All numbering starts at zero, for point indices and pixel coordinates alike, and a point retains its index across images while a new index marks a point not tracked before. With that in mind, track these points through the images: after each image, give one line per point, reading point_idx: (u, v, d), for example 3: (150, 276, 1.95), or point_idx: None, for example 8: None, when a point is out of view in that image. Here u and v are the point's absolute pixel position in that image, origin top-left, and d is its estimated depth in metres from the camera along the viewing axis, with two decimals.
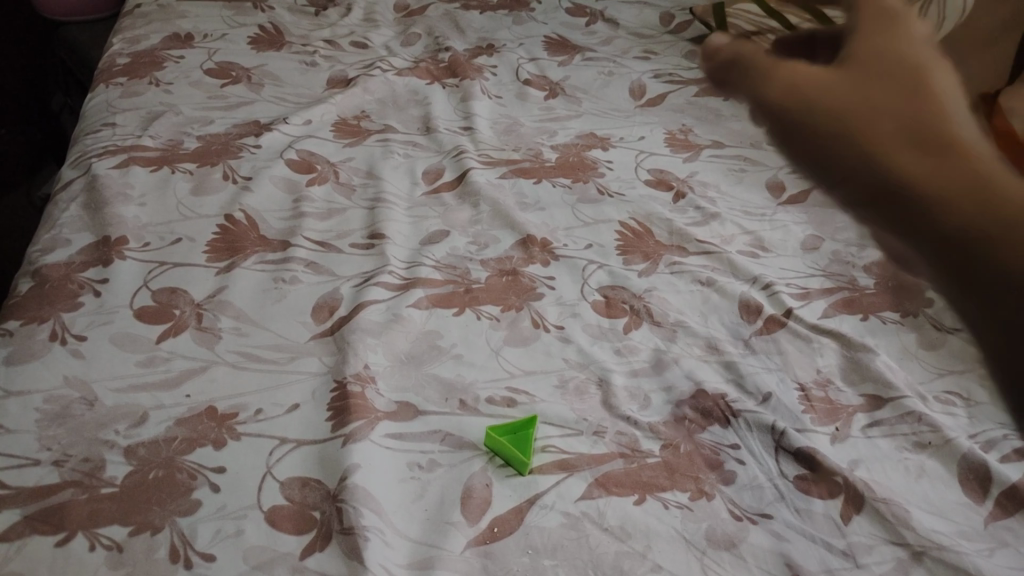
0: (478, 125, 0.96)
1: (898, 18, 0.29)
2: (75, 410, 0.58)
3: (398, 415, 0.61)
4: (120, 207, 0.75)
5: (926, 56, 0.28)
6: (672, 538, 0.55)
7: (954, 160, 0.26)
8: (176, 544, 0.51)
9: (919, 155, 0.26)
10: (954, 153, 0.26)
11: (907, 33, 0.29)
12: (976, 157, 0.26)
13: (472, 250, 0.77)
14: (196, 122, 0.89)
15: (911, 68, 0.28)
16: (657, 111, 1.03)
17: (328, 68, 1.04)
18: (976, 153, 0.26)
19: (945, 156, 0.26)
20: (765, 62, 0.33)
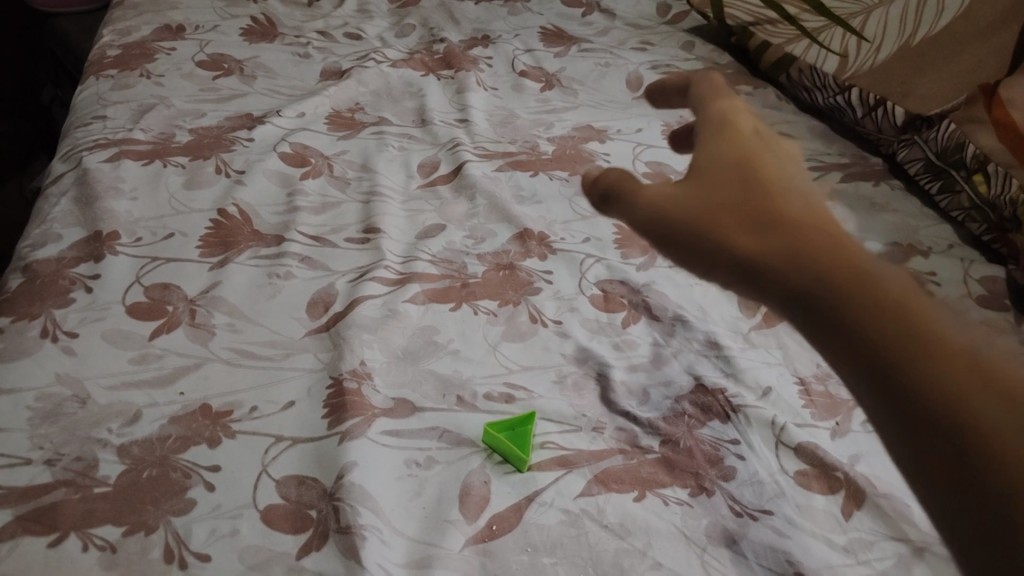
0: (473, 117, 0.95)
1: (716, 134, 0.47)
2: (67, 408, 0.57)
3: (396, 411, 0.60)
4: (111, 202, 0.74)
5: (761, 185, 0.42)
6: (672, 535, 0.55)
7: (762, 234, 0.39)
8: (171, 544, 0.51)
9: (741, 231, 0.40)
10: (783, 229, 0.39)
11: (730, 132, 0.47)
12: (796, 230, 0.39)
13: (468, 244, 0.77)
14: (188, 115, 0.88)
15: (722, 178, 0.43)
16: (654, 102, 1.02)
17: (322, 60, 1.03)
18: (786, 225, 0.39)
19: (759, 233, 0.39)
20: (633, 184, 0.46)
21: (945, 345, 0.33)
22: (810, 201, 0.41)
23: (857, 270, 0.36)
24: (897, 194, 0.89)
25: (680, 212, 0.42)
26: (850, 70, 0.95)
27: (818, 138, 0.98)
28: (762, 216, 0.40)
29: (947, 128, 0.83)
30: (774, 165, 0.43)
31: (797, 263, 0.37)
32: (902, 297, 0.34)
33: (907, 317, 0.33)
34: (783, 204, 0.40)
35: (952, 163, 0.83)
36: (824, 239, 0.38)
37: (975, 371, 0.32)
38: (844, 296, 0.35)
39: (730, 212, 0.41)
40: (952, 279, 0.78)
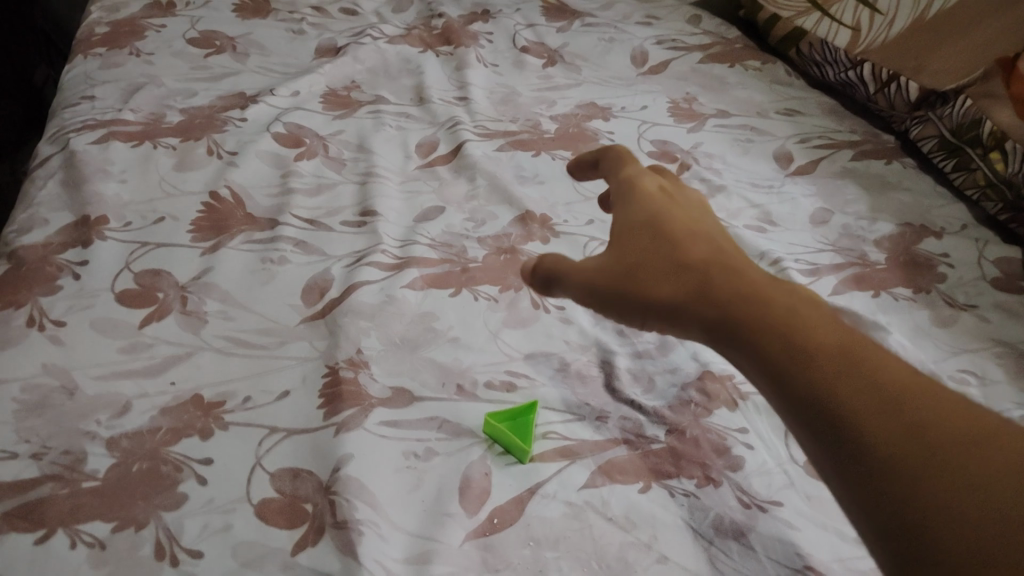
0: (473, 95, 0.92)
1: (627, 194, 0.51)
2: (54, 400, 0.56)
3: (394, 401, 0.58)
4: (99, 185, 0.72)
5: (670, 236, 0.46)
6: (679, 528, 0.53)
7: (673, 282, 0.43)
8: (161, 540, 0.49)
9: (657, 282, 0.43)
10: (692, 274, 0.43)
11: (637, 190, 0.51)
12: (703, 272, 0.42)
13: (468, 227, 0.74)
14: (179, 94, 0.86)
15: (634, 234, 0.47)
16: (659, 79, 0.99)
17: (317, 36, 1.00)
18: (691, 270, 0.43)
19: (671, 280, 0.43)
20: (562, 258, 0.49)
21: (830, 356, 0.36)
22: (714, 244, 0.45)
23: (755, 301, 0.39)
24: (910, 172, 0.87)
25: (604, 276, 0.46)
26: (862, 45, 0.92)
27: (828, 115, 0.95)
28: (671, 265, 0.44)
29: (963, 104, 0.81)
30: (680, 216, 0.48)
31: (705, 303, 0.41)
32: (792, 319, 0.38)
33: (798, 338, 0.37)
34: (689, 251, 0.44)
35: (968, 141, 0.80)
36: (725, 277, 0.42)
37: (860, 373, 0.35)
38: (747, 325, 0.39)
39: (645, 264, 0.44)
40: (966, 260, 0.76)
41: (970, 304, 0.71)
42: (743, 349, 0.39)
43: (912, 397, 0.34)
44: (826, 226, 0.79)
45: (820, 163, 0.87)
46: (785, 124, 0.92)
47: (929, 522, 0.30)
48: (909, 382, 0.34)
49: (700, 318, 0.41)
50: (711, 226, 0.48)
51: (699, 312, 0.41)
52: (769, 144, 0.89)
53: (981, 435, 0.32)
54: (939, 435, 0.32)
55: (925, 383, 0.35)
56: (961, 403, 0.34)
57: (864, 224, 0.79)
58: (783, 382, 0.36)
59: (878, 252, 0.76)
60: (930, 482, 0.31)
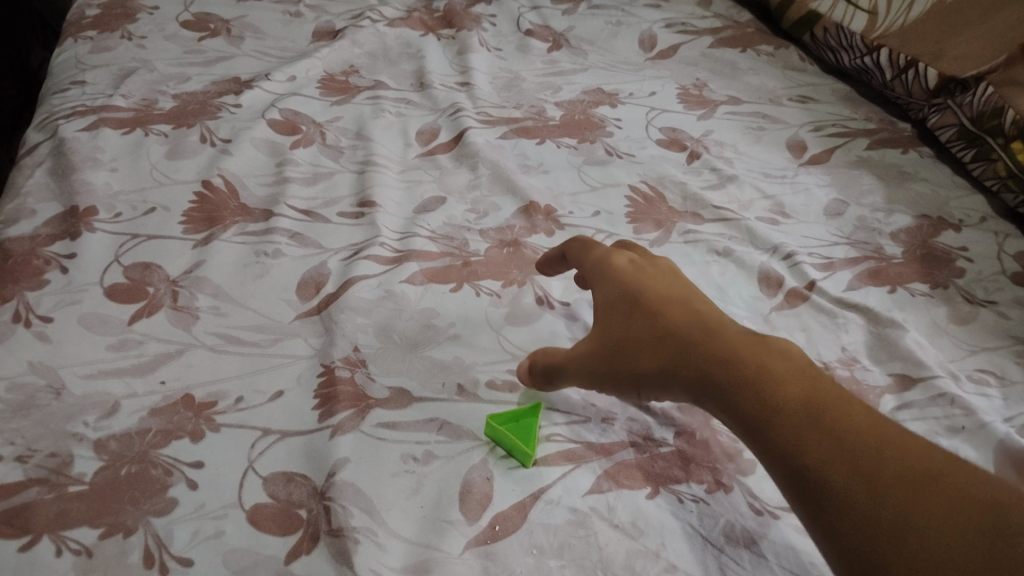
0: (476, 80, 0.89)
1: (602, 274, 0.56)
2: (40, 399, 0.53)
3: (392, 402, 0.56)
4: (89, 174, 0.70)
5: (649, 311, 0.51)
6: (688, 535, 0.51)
7: (654, 354, 0.49)
8: (150, 547, 0.47)
9: (641, 353, 0.49)
10: (672, 346, 0.49)
11: (611, 269, 0.56)
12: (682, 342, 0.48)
13: (470, 218, 0.72)
14: (172, 80, 0.83)
15: (614, 308, 0.53)
16: (667, 63, 0.96)
17: (315, 19, 0.97)
18: (670, 339, 0.49)
19: (652, 354, 0.49)
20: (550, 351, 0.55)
21: (797, 408, 0.42)
22: (687, 309, 0.51)
23: (731, 364, 0.46)
24: (927, 161, 0.84)
25: (593, 359, 0.52)
26: (880, 28, 0.88)
27: (842, 102, 0.92)
28: (652, 334, 0.50)
29: (984, 91, 0.78)
30: (654, 285, 0.53)
31: (688, 370, 0.47)
32: (764, 380, 0.44)
33: (770, 397, 0.43)
34: (666, 319, 0.50)
35: (989, 130, 0.77)
36: (702, 342, 0.48)
37: (825, 426, 0.41)
38: (727, 387, 0.45)
39: (628, 340, 0.50)
40: (985, 254, 0.73)
41: (989, 300, 0.69)
42: (727, 409, 0.45)
43: (871, 444, 0.40)
44: (840, 218, 0.76)
45: (834, 152, 0.84)
46: (798, 111, 0.89)
47: (890, 543, 0.36)
48: (870, 431, 0.40)
49: (684, 383, 0.47)
50: (682, 287, 0.54)
51: (683, 380, 0.47)
52: (781, 132, 0.86)
53: (931, 474, 0.38)
54: (893, 476, 0.38)
55: (882, 427, 0.41)
56: (917, 445, 0.40)
57: (879, 216, 0.76)
58: (763, 438, 0.43)
59: (894, 246, 0.73)
60: (889, 509, 0.37)
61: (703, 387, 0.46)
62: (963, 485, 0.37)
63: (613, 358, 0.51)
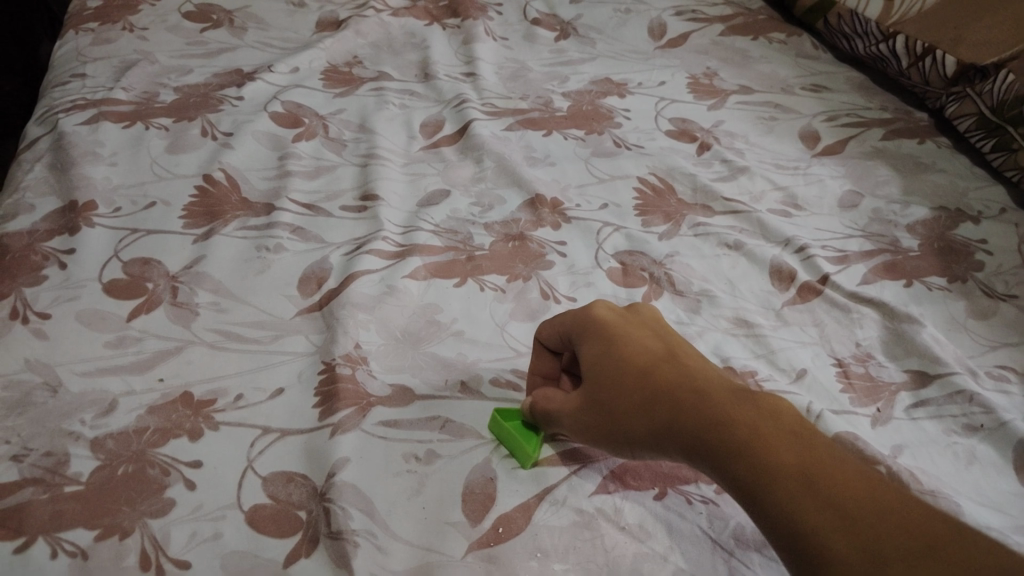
0: (481, 70, 0.88)
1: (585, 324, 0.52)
2: (36, 397, 0.52)
3: (393, 400, 0.55)
4: (88, 168, 0.69)
5: (637, 366, 0.47)
6: (697, 539, 0.49)
7: (644, 419, 0.45)
8: (146, 550, 0.46)
9: (629, 416, 0.46)
10: (663, 405, 0.45)
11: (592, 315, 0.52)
12: (672, 401, 0.45)
13: (474, 212, 0.71)
14: (174, 72, 0.82)
15: (600, 367, 0.49)
16: (678, 52, 0.94)
17: (318, 9, 0.96)
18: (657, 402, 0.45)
19: (642, 419, 0.45)
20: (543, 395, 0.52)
21: (792, 473, 0.38)
22: (672, 365, 0.47)
23: (722, 428, 0.42)
24: (944, 152, 0.82)
25: (585, 414, 0.48)
26: (895, 15, 0.86)
27: (858, 91, 0.90)
28: (642, 395, 0.46)
29: (1005, 78, 0.75)
30: (638, 341, 0.49)
31: (679, 437, 0.44)
32: (757, 443, 0.40)
33: (765, 462, 0.39)
34: (656, 378, 0.46)
35: (1010, 119, 0.75)
36: (690, 403, 0.44)
37: (826, 495, 0.37)
38: (717, 449, 0.42)
39: (616, 401, 0.47)
40: (1006, 247, 0.71)
41: (1009, 295, 0.67)
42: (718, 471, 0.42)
43: (877, 512, 0.36)
44: (854, 210, 0.74)
45: (848, 142, 0.82)
46: (811, 100, 0.87)
47: None
48: (875, 498, 0.37)
49: (675, 446, 0.44)
50: (667, 340, 0.50)
51: (672, 443, 0.44)
52: (794, 122, 0.84)
53: (937, 544, 0.34)
54: (900, 545, 0.35)
55: (882, 491, 0.37)
56: (928, 511, 0.36)
57: (896, 209, 0.74)
58: (757, 503, 0.39)
59: (911, 238, 0.71)
60: None
61: (693, 456, 0.43)
62: (982, 557, 0.34)
63: (601, 420, 0.47)
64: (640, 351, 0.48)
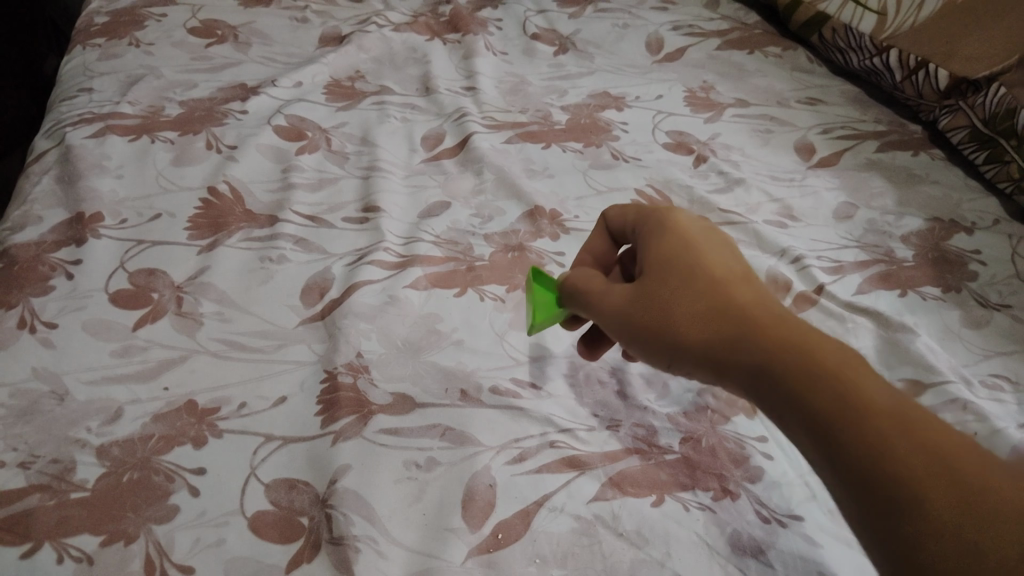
0: (481, 84, 0.89)
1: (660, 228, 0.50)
2: (43, 405, 0.53)
3: (394, 407, 0.56)
4: (95, 181, 0.70)
5: (710, 273, 0.46)
6: (694, 544, 0.50)
7: (705, 328, 0.43)
8: (151, 555, 0.47)
9: (685, 320, 0.44)
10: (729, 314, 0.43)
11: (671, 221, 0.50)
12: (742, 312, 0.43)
13: (474, 223, 0.72)
14: (179, 86, 0.84)
15: (665, 268, 0.47)
16: (675, 66, 0.96)
17: (321, 24, 0.98)
18: (725, 315, 0.43)
19: (705, 328, 0.43)
20: (596, 289, 0.51)
21: (864, 401, 0.36)
22: (747, 281, 0.45)
23: (798, 350, 0.39)
24: (938, 164, 0.83)
25: (633, 313, 0.47)
26: (889, 30, 0.87)
27: (852, 104, 0.91)
28: (706, 301, 0.44)
29: (997, 91, 0.77)
30: (714, 253, 0.47)
31: (742, 351, 0.41)
32: (836, 368, 0.38)
33: (836, 386, 0.37)
34: (726, 288, 0.45)
35: (1003, 131, 0.77)
36: (761, 322, 0.42)
37: (911, 435, 0.34)
38: (779, 358, 0.39)
39: (674, 302, 0.45)
40: (999, 257, 0.72)
41: (1003, 304, 0.67)
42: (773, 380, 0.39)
43: (963, 466, 0.33)
44: (850, 221, 0.75)
45: (843, 154, 0.83)
46: (807, 113, 0.89)
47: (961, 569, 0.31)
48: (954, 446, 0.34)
49: (730, 353, 0.42)
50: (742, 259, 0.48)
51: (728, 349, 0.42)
52: (790, 134, 0.85)
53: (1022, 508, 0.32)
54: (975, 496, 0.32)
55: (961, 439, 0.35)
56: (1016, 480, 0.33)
57: (890, 219, 0.75)
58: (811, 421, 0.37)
59: (905, 249, 0.72)
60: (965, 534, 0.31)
61: (752, 380, 0.40)
62: None
63: (656, 324, 0.45)
64: (716, 257, 0.47)
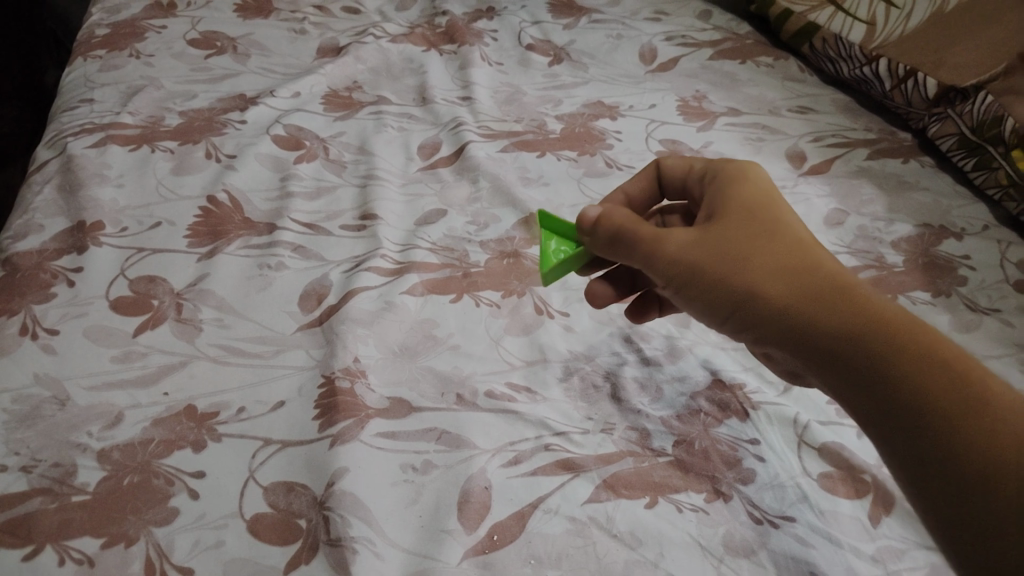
0: (477, 94, 0.91)
1: (738, 183, 0.53)
2: (45, 410, 0.54)
3: (391, 412, 0.56)
4: (96, 190, 0.71)
5: (789, 231, 0.49)
6: (687, 545, 0.51)
7: (786, 289, 0.46)
8: (152, 557, 0.47)
9: (762, 266, 0.47)
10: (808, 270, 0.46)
11: (750, 180, 0.53)
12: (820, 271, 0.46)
13: (470, 230, 0.73)
14: (179, 97, 0.85)
15: (744, 220, 0.49)
16: (668, 76, 0.97)
17: (319, 36, 0.99)
18: (806, 279, 0.46)
19: (786, 290, 0.46)
20: (651, 231, 0.50)
21: (936, 372, 0.41)
22: (825, 248, 0.48)
23: (886, 326, 0.43)
24: (928, 171, 0.84)
25: (700, 252, 0.48)
26: (879, 39, 0.90)
27: (843, 113, 0.92)
28: (786, 255, 0.47)
29: (984, 100, 0.78)
30: (790, 217, 0.50)
31: (826, 318, 0.44)
32: (924, 349, 0.42)
33: (914, 355, 0.42)
34: (804, 248, 0.48)
35: (990, 139, 0.78)
36: (844, 291, 0.45)
37: (974, 407, 0.40)
38: (860, 319, 0.44)
39: (754, 251, 0.47)
40: (988, 262, 0.73)
41: (992, 308, 0.68)
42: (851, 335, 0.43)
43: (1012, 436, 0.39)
44: (841, 227, 0.76)
45: (834, 162, 0.84)
46: (798, 121, 0.90)
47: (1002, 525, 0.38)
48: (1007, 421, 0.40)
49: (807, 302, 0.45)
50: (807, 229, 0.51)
51: (806, 297, 0.45)
52: (781, 142, 0.86)
53: None
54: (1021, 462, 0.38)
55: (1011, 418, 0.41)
56: None
57: (880, 226, 0.76)
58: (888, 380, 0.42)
59: (895, 254, 0.73)
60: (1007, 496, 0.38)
61: (832, 347, 0.44)
62: None
63: (727, 266, 0.47)
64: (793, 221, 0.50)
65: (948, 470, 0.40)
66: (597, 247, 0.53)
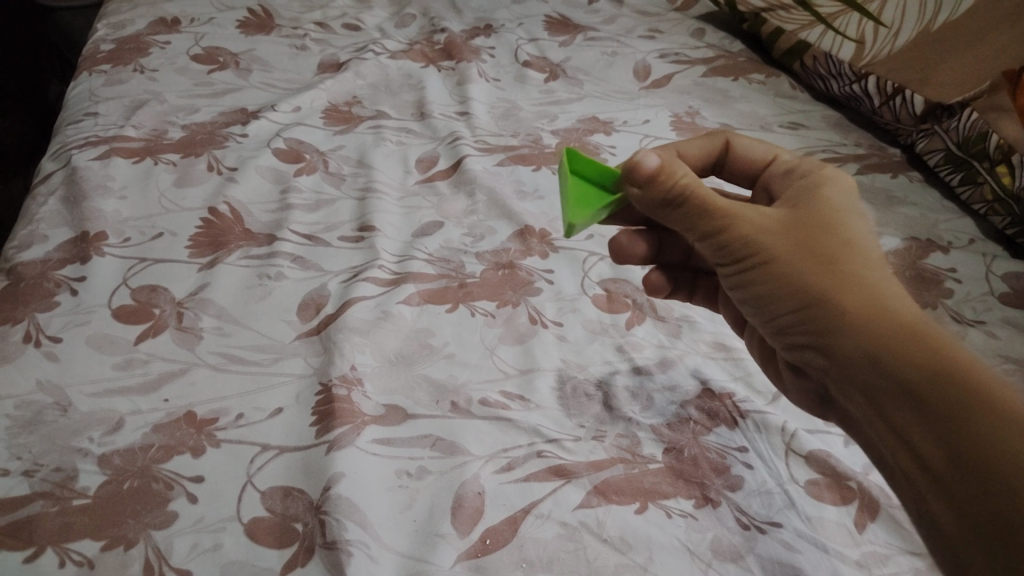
0: (474, 109, 0.92)
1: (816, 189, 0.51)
2: (47, 416, 0.55)
3: (387, 418, 0.58)
4: (99, 201, 0.73)
5: (860, 241, 0.47)
6: (676, 550, 0.51)
7: (839, 282, 0.45)
8: (150, 559, 0.48)
9: (820, 264, 0.46)
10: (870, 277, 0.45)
11: (831, 189, 0.51)
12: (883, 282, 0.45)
13: (466, 242, 0.74)
14: (182, 111, 0.86)
15: (814, 221, 0.48)
16: (661, 92, 0.99)
17: (319, 52, 1.01)
18: (861, 278, 0.45)
19: (845, 281, 0.45)
20: (716, 201, 0.50)
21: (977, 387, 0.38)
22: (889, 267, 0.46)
23: (927, 332, 0.41)
24: (916, 186, 0.86)
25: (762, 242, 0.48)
26: (868, 57, 0.91)
27: (833, 128, 0.94)
28: (849, 261, 0.46)
29: (970, 117, 0.80)
30: (864, 230, 0.49)
31: (869, 314, 0.43)
32: (968, 356, 0.40)
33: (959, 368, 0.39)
34: (868, 259, 0.46)
35: (975, 154, 0.80)
36: (902, 298, 0.44)
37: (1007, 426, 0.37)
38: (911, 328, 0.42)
39: (818, 250, 0.46)
40: (974, 275, 0.74)
41: (977, 320, 0.69)
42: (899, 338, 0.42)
43: None
44: None
45: None
46: (789, 136, 0.91)
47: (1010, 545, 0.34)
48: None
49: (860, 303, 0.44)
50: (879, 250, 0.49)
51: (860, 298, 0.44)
52: None
53: None
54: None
55: None
56: None
57: None
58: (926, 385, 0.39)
59: None
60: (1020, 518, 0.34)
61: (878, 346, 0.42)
62: None
63: (788, 258, 0.47)
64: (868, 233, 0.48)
65: (959, 473, 0.37)
66: (646, 201, 0.52)
